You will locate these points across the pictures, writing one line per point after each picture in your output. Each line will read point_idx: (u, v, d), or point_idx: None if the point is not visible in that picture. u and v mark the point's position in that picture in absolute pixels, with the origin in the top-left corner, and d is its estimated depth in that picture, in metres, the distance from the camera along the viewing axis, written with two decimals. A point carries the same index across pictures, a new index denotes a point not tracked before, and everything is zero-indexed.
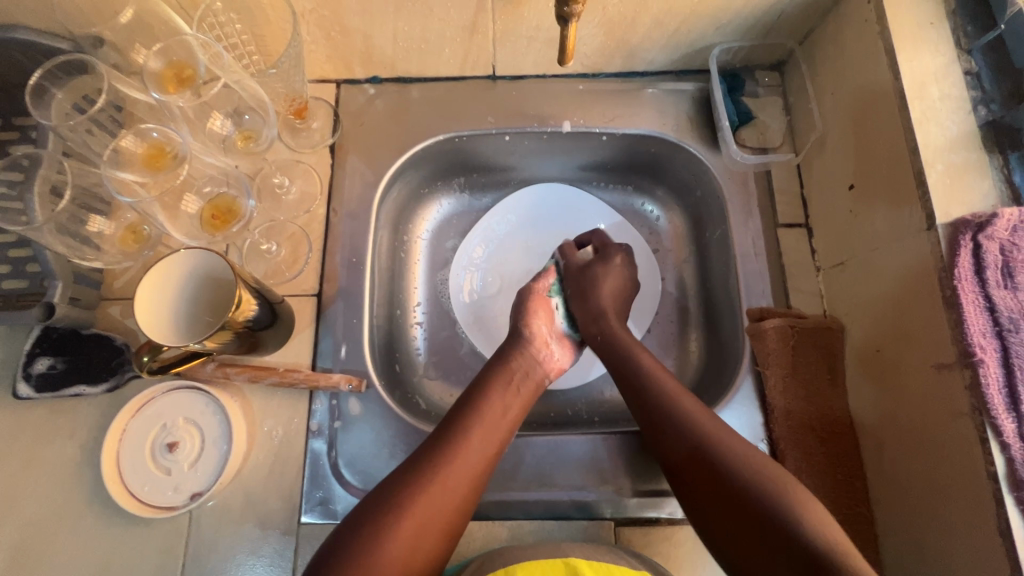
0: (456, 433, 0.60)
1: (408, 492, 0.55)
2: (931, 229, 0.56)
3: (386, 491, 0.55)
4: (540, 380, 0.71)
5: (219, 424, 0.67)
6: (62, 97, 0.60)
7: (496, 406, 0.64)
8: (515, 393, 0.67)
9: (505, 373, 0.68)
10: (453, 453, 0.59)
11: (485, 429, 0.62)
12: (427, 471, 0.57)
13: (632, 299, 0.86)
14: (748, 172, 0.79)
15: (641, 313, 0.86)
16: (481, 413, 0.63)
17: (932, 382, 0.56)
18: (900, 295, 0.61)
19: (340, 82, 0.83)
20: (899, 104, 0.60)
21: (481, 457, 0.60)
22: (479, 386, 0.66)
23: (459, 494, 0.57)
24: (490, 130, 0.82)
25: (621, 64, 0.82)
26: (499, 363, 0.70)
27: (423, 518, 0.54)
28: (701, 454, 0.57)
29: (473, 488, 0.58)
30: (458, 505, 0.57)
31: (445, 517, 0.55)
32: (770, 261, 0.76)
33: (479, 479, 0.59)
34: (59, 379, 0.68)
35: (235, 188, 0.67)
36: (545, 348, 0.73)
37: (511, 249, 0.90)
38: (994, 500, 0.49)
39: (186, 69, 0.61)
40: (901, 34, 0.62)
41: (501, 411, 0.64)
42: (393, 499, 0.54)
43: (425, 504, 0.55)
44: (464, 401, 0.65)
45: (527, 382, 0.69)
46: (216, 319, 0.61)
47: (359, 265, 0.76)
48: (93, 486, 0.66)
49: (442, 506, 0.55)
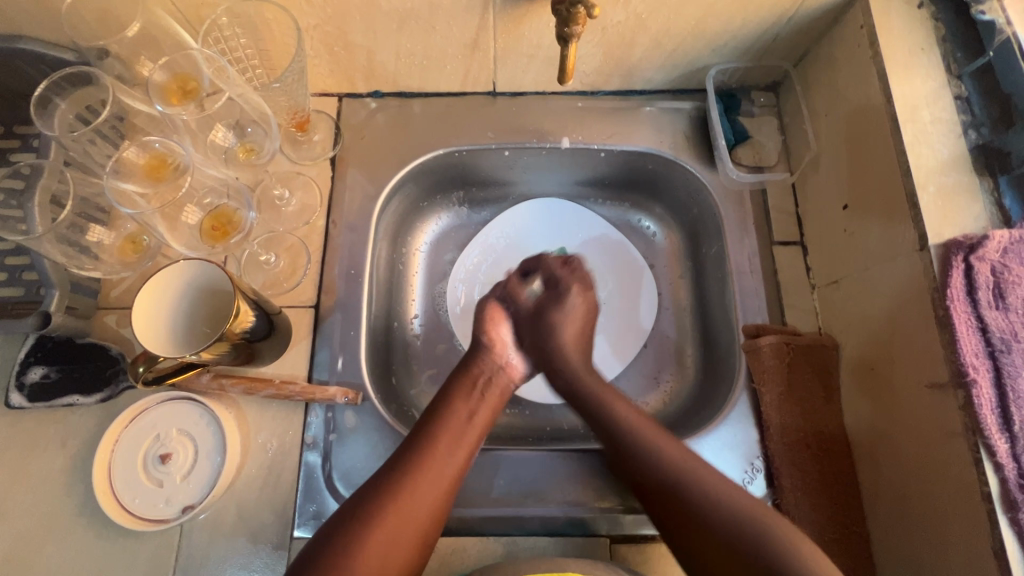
0: (423, 441, 0.61)
1: (375, 503, 0.55)
2: (924, 249, 0.57)
3: (356, 505, 0.55)
4: (506, 383, 0.71)
5: (213, 435, 0.67)
6: (66, 106, 0.60)
7: (462, 413, 0.64)
8: (483, 399, 0.67)
9: (467, 380, 0.68)
10: (420, 462, 0.59)
11: (450, 436, 0.62)
12: (395, 480, 0.57)
13: (629, 314, 0.87)
14: (744, 190, 0.80)
15: (637, 331, 0.86)
16: (445, 419, 0.63)
17: (927, 401, 0.56)
18: (894, 315, 0.61)
19: (341, 96, 0.84)
20: (890, 127, 0.62)
21: (450, 464, 0.60)
22: (443, 395, 0.66)
23: (430, 503, 0.57)
24: (489, 145, 0.84)
25: (619, 82, 0.83)
26: (463, 369, 0.70)
27: (395, 528, 0.54)
28: (677, 496, 0.57)
29: (445, 496, 0.58)
30: (431, 512, 0.57)
31: (417, 527, 0.55)
32: (765, 279, 0.77)
33: (451, 486, 0.59)
34: (52, 389, 0.67)
35: (235, 199, 0.66)
36: (506, 352, 0.73)
37: (509, 262, 0.91)
38: (988, 520, 0.50)
39: (190, 82, 0.62)
40: (892, 59, 0.63)
41: (467, 417, 0.64)
42: (363, 513, 0.54)
43: (395, 514, 0.55)
44: (430, 410, 0.65)
45: (494, 387, 0.69)
46: (213, 332, 0.61)
47: (357, 277, 0.76)
48: (84, 497, 0.66)
49: (413, 515, 0.55)
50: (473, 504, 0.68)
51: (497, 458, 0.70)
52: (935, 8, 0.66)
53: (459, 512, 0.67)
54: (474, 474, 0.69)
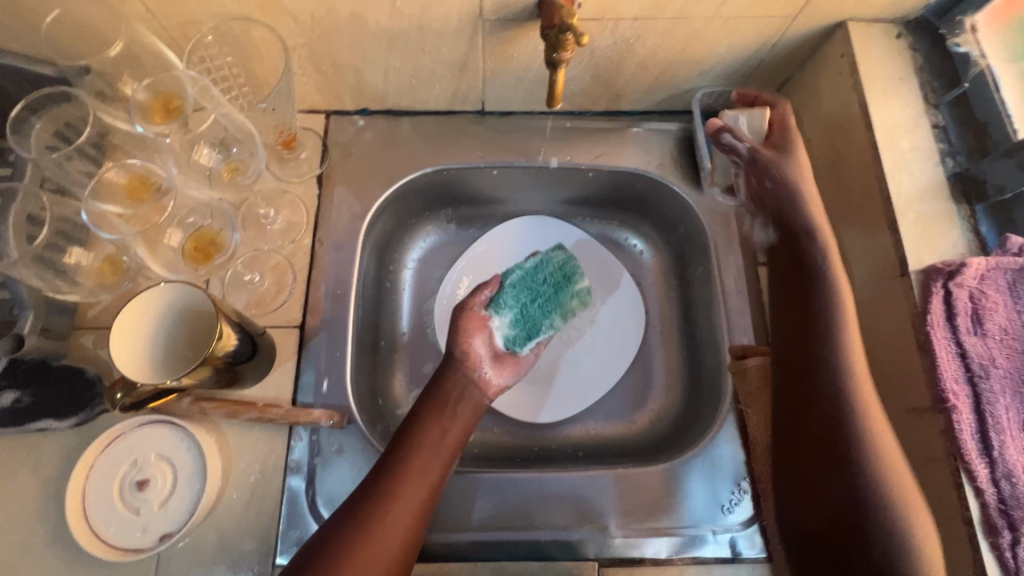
0: (394, 466, 0.59)
1: (347, 539, 0.53)
2: (905, 274, 0.58)
3: (327, 541, 0.54)
4: (477, 397, 0.69)
5: (193, 461, 0.65)
6: (42, 126, 0.59)
7: (435, 435, 0.62)
8: (455, 418, 0.65)
9: (439, 399, 0.66)
10: (391, 490, 0.57)
11: (421, 461, 0.60)
12: (366, 513, 0.55)
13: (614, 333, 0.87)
14: (729, 212, 0.81)
15: (624, 349, 0.86)
16: (416, 445, 0.61)
17: (909, 425, 0.57)
18: (876, 339, 0.62)
19: (329, 113, 0.83)
20: (872, 154, 0.63)
21: (421, 490, 0.58)
22: (416, 415, 0.64)
23: (401, 533, 0.55)
24: (478, 164, 0.84)
25: (608, 103, 0.84)
26: (437, 385, 0.67)
27: (365, 560, 0.52)
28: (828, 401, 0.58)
29: (416, 524, 0.57)
30: (402, 542, 0.55)
31: (388, 558, 0.54)
32: (751, 299, 0.78)
33: (422, 514, 0.57)
34: (24, 413, 0.65)
35: (219, 220, 0.65)
36: (478, 368, 0.70)
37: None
38: (970, 545, 0.51)
39: (173, 100, 0.61)
40: (872, 87, 0.65)
41: (439, 439, 0.62)
42: (333, 546, 0.53)
43: (367, 550, 0.53)
44: (402, 431, 0.63)
45: (468, 405, 0.67)
46: (192, 358, 0.60)
47: (344, 296, 0.75)
48: (56, 526, 0.63)
49: (388, 548, 0.54)
50: (460, 529, 0.67)
51: (483, 481, 0.69)
52: (912, 39, 0.68)
53: (447, 537, 0.66)
54: (461, 498, 0.68)
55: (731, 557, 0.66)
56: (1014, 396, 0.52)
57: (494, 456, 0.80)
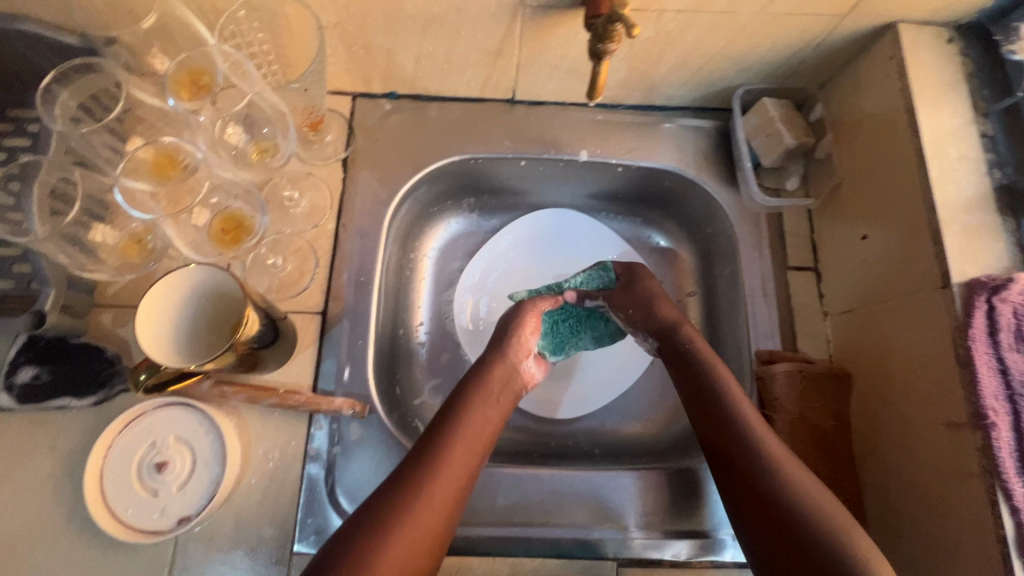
0: (439, 445, 0.59)
1: (390, 515, 0.53)
2: (946, 287, 0.57)
3: (370, 516, 0.53)
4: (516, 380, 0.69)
5: (213, 444, 0.64)
6: (67, 96, 0.57)
7: (481, 417, 0.63)
8: (499, 403, 0.66)
9: (483, 385, 0.66)
10: (438, 468, 0.57)
11: (467, 441, 0.60)
12: (407, 491, 0.55)
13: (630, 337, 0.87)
14: (761, 213, 0.79)
15: (639, 354, 0.86)
16: (459, 427, 0.61)
17: (942, 440, 0.57)
18: (911, 350, 0.61)
19: (356, 95, 0.81)
20: (918, 163, 0.62)
21: (464, 469, 0.59)
22: (465, 396, 0.64)
23: (443, 510, 0.55)
24: (506, 154, 0.82)
25: (641, 97, 0.82)
26: (484, 369, 0.68)
27: (407, 543, 0.52)
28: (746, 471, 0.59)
29: (456, 504, 0.57)
30: (443, 520, 0.55)
31: (431, 534, 0.54)
32: (779, 305, 0.76)
33: (463, 494, 0.57)
34: (44, 390, 0.64)
35: (247, 202, 0.63)
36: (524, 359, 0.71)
37: (519, 274, 0.90)
38: (1003, 565, 0.50)
39: (203, 76, 0.59)
40: (921, 92, 0.63)
41: (484, 421, 0.63)
42: (374, 522, 0.52)
43: (409, 527, 0.53)
44: (448, 411, 0.63)
45: (511, 391, 0.68)
46: (211, 351, 0.58)
47: (367, 284, 0.74)
48: (74, 505, 0.63)
49: (428, 527, 0.54)
50: (479, 523, 0.66)
51: (506, 477, 0.68)
52: (963, 44, 0.66)
53: (466, 532, 0.66)
54: (481, 492, 0.68)
55: None
56: None
57: (511, 451, 0.80)
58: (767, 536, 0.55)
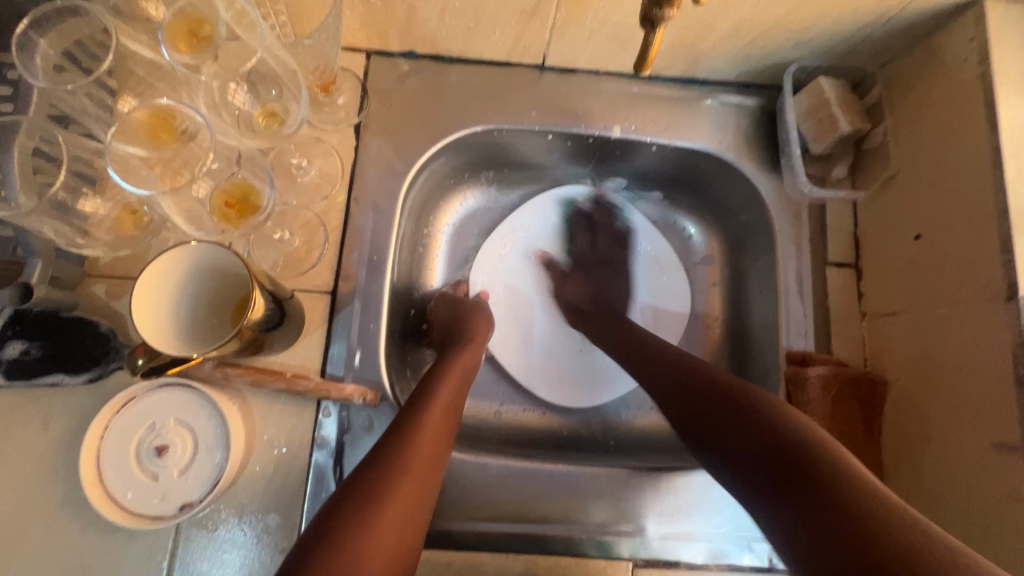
0: (407, 437, 0.56)
1: (392, 465, 0.53)
2: (1012, 299, 0.53)
3: (374, 467, 0.53)
4: (472, 367, 0.68)
5: (215, 429, 0.61)
6: (47, 45, 0.49)
7: (442, 402, 0.61)
8: (456, 386, 0.64)
9: (463, 347, 0.69)
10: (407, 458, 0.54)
11: (451, 394, 0.63)
12: (406, 443, 0.55)
13: (655, 325, 0.84)
14: (803, 203, 0.74)
15: (670, 333, 0.83)
16: (444, 383, 0.63)
17: (989, 461, 0.54)
18: (961, 362, 0.58)
19: (370, 53, 0.74)
20: (991, 161, 0.56)
21: (432, 456, 0.56)
22: (424, 389, 0.62)
23: (414, 500, 0.52)
24: (532, 126, 0.75)
25: (682, 68, 0.74)
26: (441, 363, 0.67)
27: (409, 490, 0.52)
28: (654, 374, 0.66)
29: (426, 495, 0.54)
30: (416, 510, 0.52)
31: (406, 527, 0.51)
32: (816, 303, 0.72)
33: (432, 484, 0.55)
34: (33, 366, 0.60)
35: (253, 171, 0.56)
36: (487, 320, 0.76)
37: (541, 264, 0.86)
38: None
39: (202, 25, 0.51)
40: (1003, 81, 0.57)
41: (444, 409, 0.61)
42: (378, 473, 0.52)
43: (408, 474, 0.53)
44: (410, 404, 0.60)
45: (466, 379, 0.67)
46: (215, 340, 0.54)
47: (379, 264, 0.69)
48: (70, 488, 0.60)
49: (424, 472, 0.54)
50: (493, 518, 0.64)
51: (520, 470, 0.66)
52: None
53: (479, 527, 0.63)
54: (494, 485, 0.65)
55: (767, 567, 0.65)
56: None
57: (522, 440, 0.77)
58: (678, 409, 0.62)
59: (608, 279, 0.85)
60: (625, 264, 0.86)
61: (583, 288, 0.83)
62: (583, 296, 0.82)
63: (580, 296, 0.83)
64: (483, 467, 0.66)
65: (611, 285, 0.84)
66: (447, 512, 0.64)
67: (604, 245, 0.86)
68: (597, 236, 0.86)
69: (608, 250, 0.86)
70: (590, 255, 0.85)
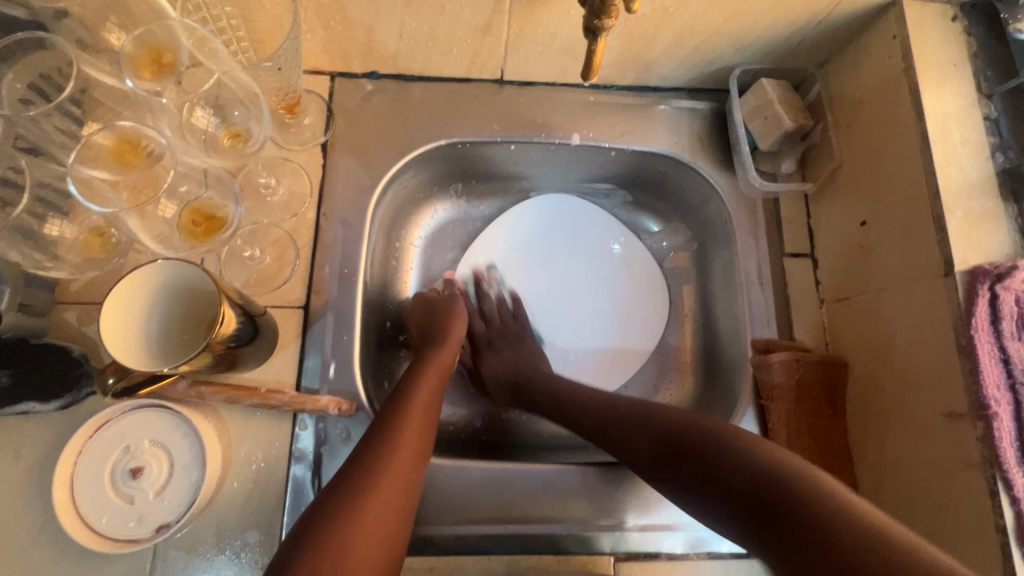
0: (387, 441, 0.56)
1: (366, 475, 0.53)
2: (949, 275, 0.56)
3: (347, 476, 0.53)
4: (447, 369, 0.69)
5: (190, 448, 0.61)
6: (14, 77, 0.50)
7: (420, 407, 0.61)
8: (432, 390, 0.64)
9: (438, 360, 0.68)
10: (387, 462, 0.54)
11: (426, 399, 0.62)
12: (380, 450, 0.55)
13: (633, 321, 0.86)
14: (758, 198, 0.77)
15: (650, 328, 0.86)
16: (415, 391, 0.63)
17: (941, 430, 0.56)
18: (910, 340, 0.60)
19: (334, 75, 0.76)
20: (921, 147, 0.60)
21: (411, 461, 0.56)
22: (402, 395, 0.62)
23: (395, 504, 0.53)
24: (495, 137, 0.78)
25: (634, 77, 0.78)
26: (417, 367, 0.67)
27: (387, 497, 0.52)
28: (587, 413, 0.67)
29: (407, 500, 0.54)
30: (397, 513, 0.52)
31: (388, 529, 0.51)
32: (776, 293, 0.75)
33: (411, 485, 0.55)
34: (4, 394, 0.60)
35: (221, 193, 0.60)
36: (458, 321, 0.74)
37: (519, 268, 0.87)
38: (1001, 553, 0.50)
39: (165, 54, 0.54)
40: (925, 73, 0.61)
41: (423, 412, 0.61)
42: (353, 483, 0.52)
43: (387, 481, 0.53)
44: (387, 409, 0.60)
45: (442, 381, 0.67)
46: (178, 359, 0.54)
47: (350, 277, 0.71)
48: (44, 517, 0.59)
49: (399, 477, 0.54)
50: (473, 521, 0.64)
51: (498, 472, 0.67)
52: (967, 21, 0.63)
53: (460, 531, 0.64)
54: (469, 490, 0.66)
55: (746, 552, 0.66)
56: None
57: (505, 444, 0.79)
58: (628, 438, 0.61)
59: (518, 342, 0.81)
60: (604, 262, 0.88)
61: (504, 362, 0.78)
62: (503, 369, 0.78)
63: (504, 369, 0.78)
64: (461, 472, 0.66)
65: (527, 352, 0.80)
66: (428, 518, 0.64)
67: (501, 321, 0.83)
68: (487, 303, 0.85)
69: (508, 319, 0.83)
70: (487, 326, 0.83)
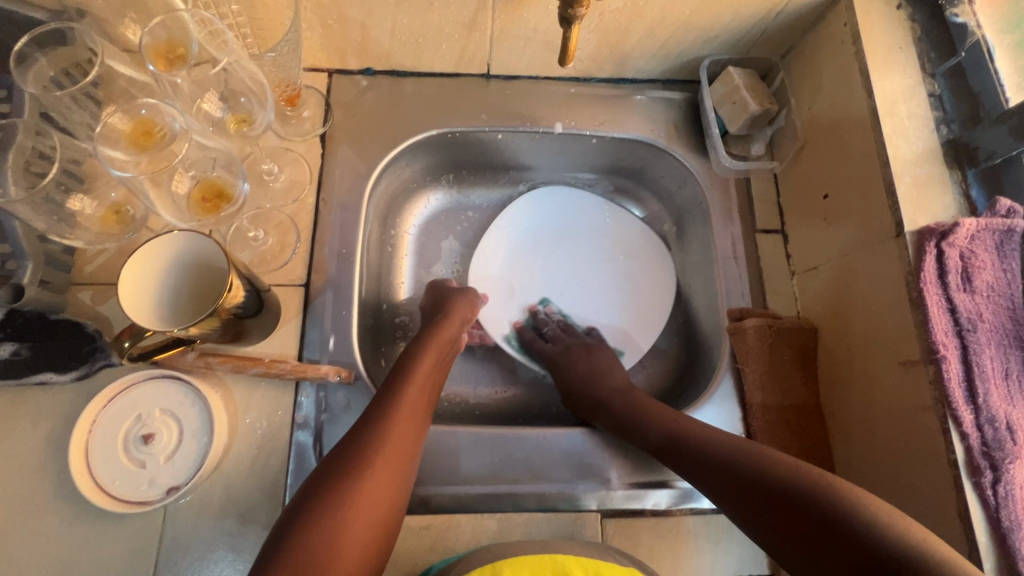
0: (388, 402, 0.61)
1: (369, 436, 0.57)
2: (900, 236, 0.61)
3: (353, 438, 0.58)
4: (452, 343, 0.73)
5: (199, 415, 0.65)
6: (47, 62, 0.57)
7: (421, 377, 0.65)
8: (434, 362, 0.68)
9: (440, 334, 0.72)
10: (386, 420, 0.59)
11: (427, 370, 0.66)
12: (382, 414, 0.60)
13: (639, 292, 0.90)
14: (730, 179, 0.82)
15: (658, 295, 0.89)
16: (417, 362, 0.67)
17: (899, 378, 0.60)
18: (870, 299, 0.65)
19: (332, 72, 0.82)
20: (872, 122, 0.65)
21: (413, 425, 0.61)
22: (404, 366, 0.66)
23: (398, 463, 0.57)
24: (483, 127, 0.83)
25: (612, 70, 0.84)
26: (418, 339, 0.71)
27: (390, 456, 0.57)
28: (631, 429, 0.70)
29: (411, 460, 0.59)
30: (400, 470, 0.57)
31: (391, 480, 0.56)
32: (749, 266, 0.79)
33: (413, 447, 0.60)
34: (24, 366, 0.64)
35: (229, 171, 0.65)
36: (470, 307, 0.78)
37: (524, 258, 0.91)
38: (953, 484, 0.54)
39: (177, 47, 0.59)
40: (873, 55, 0.67)
41: (425, 383, 0.65)
42: (358, 443, 0.57)
43: (390, 443, 0.58)
44: (390, 377, 0.65)
45: (446, 354, 0.71)
46: (187, 320, 0.58)
47: (349, 257, 0.75)
48: (60, 480, 0.63)
49: (402, 440, 0.59)
50: (466, 482, 0.68)
51: (492, 437, 0.70)
52: (912, 9, 0.69)
53: (455, 491, 0.68)
54: (461, 454, 0.69)
55: None
56: (996, 347, 0.56)
57: (500, 415, 0.83)
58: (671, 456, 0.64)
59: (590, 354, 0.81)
60: (601, 242, 0.92)
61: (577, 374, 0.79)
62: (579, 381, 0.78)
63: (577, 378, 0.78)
64: (455, 436, 0.70)
65: (598, 365, 0.80)
66: (424, 479, 0.67)
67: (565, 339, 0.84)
68: (547, 329, 0.86)
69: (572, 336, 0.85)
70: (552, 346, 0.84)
